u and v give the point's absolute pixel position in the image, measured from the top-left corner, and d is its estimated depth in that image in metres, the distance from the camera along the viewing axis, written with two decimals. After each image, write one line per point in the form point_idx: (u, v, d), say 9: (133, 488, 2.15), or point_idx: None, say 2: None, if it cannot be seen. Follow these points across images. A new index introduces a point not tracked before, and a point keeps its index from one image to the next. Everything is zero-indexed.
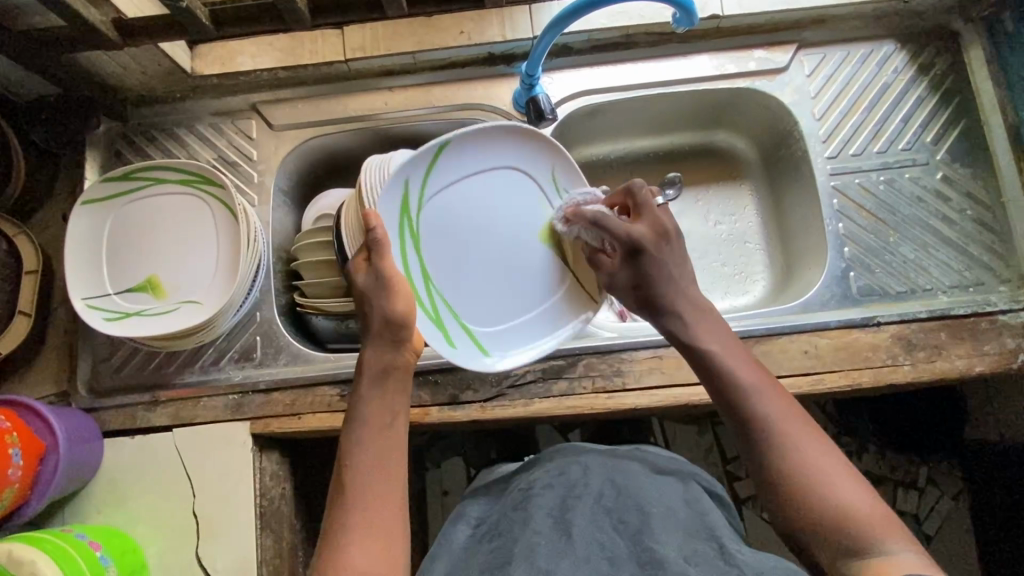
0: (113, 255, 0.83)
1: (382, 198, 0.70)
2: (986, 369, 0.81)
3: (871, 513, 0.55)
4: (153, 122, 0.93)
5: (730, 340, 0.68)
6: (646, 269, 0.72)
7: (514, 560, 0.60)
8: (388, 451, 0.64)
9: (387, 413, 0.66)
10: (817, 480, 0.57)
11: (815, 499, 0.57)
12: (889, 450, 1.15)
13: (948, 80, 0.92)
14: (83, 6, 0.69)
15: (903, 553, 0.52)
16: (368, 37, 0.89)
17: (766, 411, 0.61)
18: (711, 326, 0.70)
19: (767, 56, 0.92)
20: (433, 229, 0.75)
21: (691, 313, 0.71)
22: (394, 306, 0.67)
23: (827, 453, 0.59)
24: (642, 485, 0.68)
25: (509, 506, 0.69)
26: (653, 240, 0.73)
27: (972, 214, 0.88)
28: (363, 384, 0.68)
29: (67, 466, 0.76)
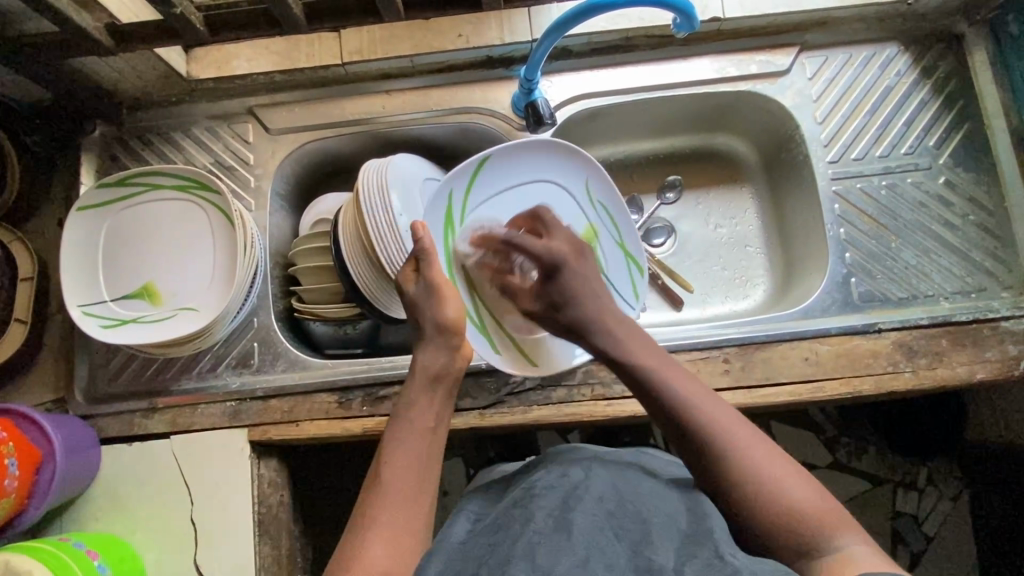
0: (110, 262, 0.82)
1: (428, 208, 0.77)
2: (988, 376, 0.81)
3: (818, 511, 0.55)
4: (149, 126, 0.92)
5: (663, 355, 0.68)
6: (564, 288, 0.73)
7: (510, 560, 0.51)
8: (405, 454, 0.62)
9: (429, 418, 0.65)
10: (766, 482, 0.56)
11: (765, 504, 0.56)
12: (889, 452, 1.14)
13: (951, 83, 0.91)
14: (76, 12, 0.68)
15: (856, 548, 0.52)
16: (365, 40, 0.88)
17: (706, 421, 0.60)
18: (637, 341, 0.69)
19: (769, 59, 0.91)
20: (474, 241, 0.81)
21: (617, 328, 0.70)
22: (445, 311, 0.70)
23: (768, 453, 0.58)
24: (642, 493, 0.60)
25: (505, 511, 0.61)
26: (572, 257, 0.75)
27: (974, 219, 0.88)
28: (413, 389, 0.67)
29: (65, 475, 0.76)
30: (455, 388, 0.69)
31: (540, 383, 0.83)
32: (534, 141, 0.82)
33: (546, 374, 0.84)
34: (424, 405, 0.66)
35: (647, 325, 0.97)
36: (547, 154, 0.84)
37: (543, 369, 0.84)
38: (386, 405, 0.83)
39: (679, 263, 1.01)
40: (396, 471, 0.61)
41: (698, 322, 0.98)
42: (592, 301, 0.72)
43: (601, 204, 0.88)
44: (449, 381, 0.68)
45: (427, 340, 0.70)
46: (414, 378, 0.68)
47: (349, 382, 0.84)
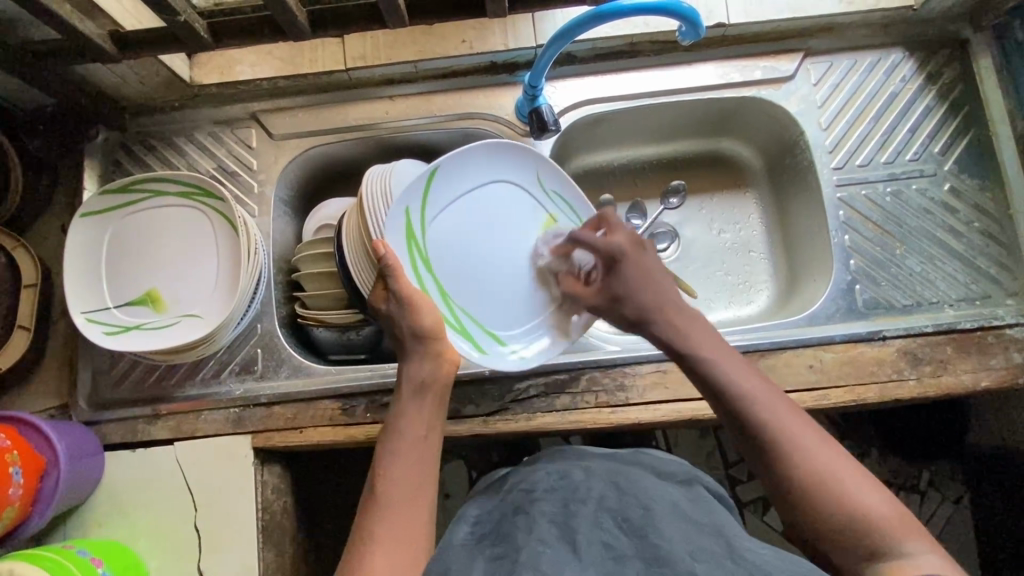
0: (112, 268, 0.82)
1: (388, 226, 0.74)
2: (992, 384, 0.80)
3: (893, 519, 0.52)
4: (152, 131, 0.92)
5: (728, 349, 0.65)
6: (625, 282, 0.73)
7: (516, 564, 0.56)
8: (402, 460, 0.63)
9: (421, 425, 0.66)
10: (833, 484, 0.53)
11: (833, 504, 0.53)
12: (891, 455, 1.14)
13: (956, 89, 0.90)
14: (80, 20, 0.68)
15: (924, 556, 0.49)
16: (369, 46, 0.88)
17: (770, 413, 0.58)
18: (699, 331, 0.67)
19: (773, 65, 0.91)
20: (440, 248, 0.78)
21: (678, 323, 0.68)
22: (422, 321, 0.70)
23: (835, 453, 0.56)
24: (645, 489, 0.65)
25: (510, 507, 0.67)
26: (631, 249, 0.74)
27: (979, 226, 0.87)
28: (402, 397, 0.68)
29: (69, 482, 0.76)
30: (444, 395, 0.69)
31: (544, 390, 0.83)
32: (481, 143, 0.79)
33: (550, 381, 0.84)
34: (414, 410, 0.66)
35: None
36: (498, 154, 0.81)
37: (547, 376, 0.84)
38: (390, 412, 0.83)
39: (683, 268, 1.01)
40: (393, 479, 0.61)
41: None
42: (650, 293, 0.71)
43: (556, 192, 0.86)
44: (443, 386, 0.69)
45: (407, 350, 0.70)
46: (403, 387, 0.68)
47: (352, 389, 0.84)
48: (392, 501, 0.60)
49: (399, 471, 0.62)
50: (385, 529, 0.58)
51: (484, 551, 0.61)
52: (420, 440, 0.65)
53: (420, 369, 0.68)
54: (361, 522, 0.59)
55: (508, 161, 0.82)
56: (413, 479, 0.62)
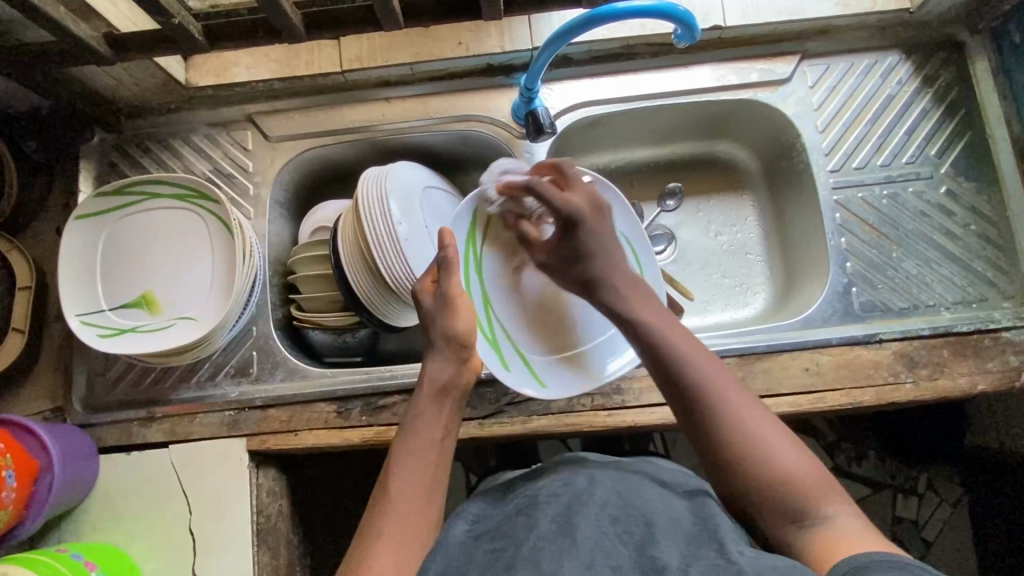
0: (107, 271, 0.82)
1: (457, 218, 0.77)
2: (989, 387, 0.80)
3: (811, 481, 0.54)
4: (148, 134, 0.92)
5: (671, 319, 0.65)
6: (584, 243, 0.70)
7: (516, 563, 0.53)
8: (408, 462, 0.62)
9: (436, 429, 0.65)
10: (759, 449, 0.55)
11: (756, 468, 0.55)
12: (888, 457, 1.14)
13: (953, 92, 0.90)
14: (74, 23, 0.67)
15: (841, 519, 0.52)
16: (365, 48, 0.88)
17: (706, 380, 0.59)
18: (640, 298, 0.67)
19: (770, 67, 0.90)
20: (495, 261, 0.81)
21: (622, 288, 0.68)
22: (455, 325, 0.70)
23: (766, 419, 0.57)
24: (651, 500, 0.62)
25: (513, 510, 0.63)
26: (589, 214, 0.71)
27: (976, 229, 0.87)
28: (421, 399, 0.67)
29: (63, 485, 0.76)
30: (463, 398, 0.69)
31: (540, 393, 0.83)
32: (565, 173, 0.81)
33: None
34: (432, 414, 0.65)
35: None
36: None
37: None
38: (386, 415, 0.83)
39: (680, 270, 1.01)
40: (395, 480, 0.60)
41: (699, 330, 0.97)
42: (603, 259, 0.70)
43: (625, 236, 0.82)
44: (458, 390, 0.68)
45: (434, 350, 0.70)
46: (422, 389, 0.67)
47: (348, 392, 0.84)
48: (393, 501, 0.59)
49: (403, 473, 0.61)
50: (383, 529, 0.57)
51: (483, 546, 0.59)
52: (432, 443, 0.64)
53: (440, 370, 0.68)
54: (365, 522, 0.59)
55: None
56: (414, 481, 0.61)
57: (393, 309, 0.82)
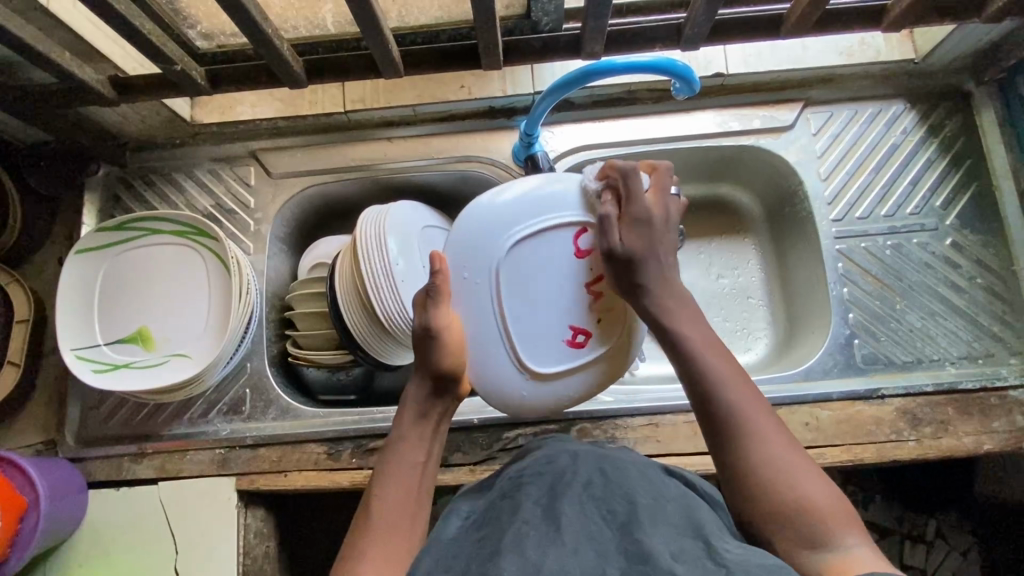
0: (104, 306, 0.82)
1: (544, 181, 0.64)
2: (995, 447, 0.78)
3: (827, 509, 0.49)
4: (152, 167, 0.93)
5: (711, 335, 0.60)
6: (631, 250, 0.60)
7: (501, 551, 0.49)
8: (397, 483, 0.58)
9: (420, 453, 0.61)
10: (771, 471, 0.51)
11: (769, 491, 0.51)
12: (896, 503, 1.09)
13: (960, 142, 0.89)
14: (80, 68, 0.69)
15: (859, 548, 0.47)
16: (369, 89, 0.90)
17: (724, 384, 0.56)
18: (680, 306, 0.61)
19: (772, 114, 0.90)
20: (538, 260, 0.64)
21: (670, 299, 0.61)
22: (442, 359, 0.61)
23: (782, 433, 0.53)
24: (631, 479, 0.57)
25: (498, 495, 0.59)
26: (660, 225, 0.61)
27: (982, 282, 0.86)
28: (402, 424, 0.62)
29: (50, 524, 0.75)
30: (444, 422, 0.64)
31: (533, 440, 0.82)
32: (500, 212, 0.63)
33: (539, 431, 0.82)
34: (413, 439, 0.61)
35: (646, 377, 0.96)
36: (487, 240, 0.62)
37: (537, 426, 0.82)
38: (376, 458, 0.82)
39: None
40: (384, 504, 0.57)
41: None
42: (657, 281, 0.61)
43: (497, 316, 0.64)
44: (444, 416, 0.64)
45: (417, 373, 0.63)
46: (405, 412, 0.63)
47: (339, 434, 0.83)
48: (376, 533, 0.55)
49: (393, 493, 0.58)
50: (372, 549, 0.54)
51: (470, 538, 0.53)
52: (418, 465, 0.60)
53: (421, 397, 0.62)
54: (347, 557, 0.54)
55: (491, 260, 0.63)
56: (402, 508, 0.57)
57: (389, 351, 0.82)
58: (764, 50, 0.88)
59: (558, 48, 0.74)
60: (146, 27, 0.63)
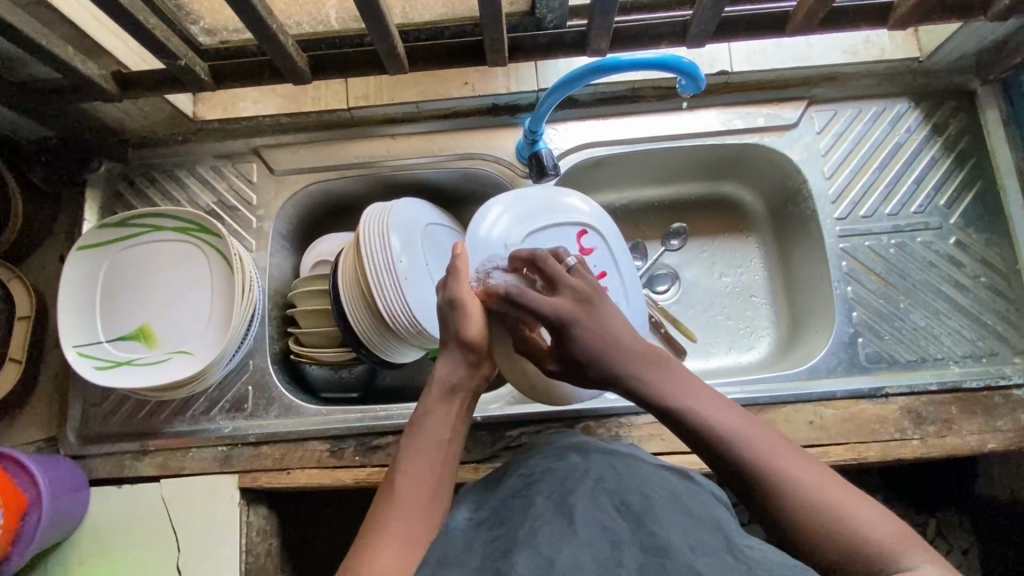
0: (107, 302, 0.82)
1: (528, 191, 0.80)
2: (999, 446, 0.79)
3: (888, 536, 0.48)
4: (154, 163, 0.92)
5: (705, 391, 0.59)
6: (584, 347, 0.62)
7: (514, 547, 0.49)
8: (420, 459, 0.59)
9: (445, 429, 0.62)
10: (823, 514, 0.50)
11: (835, 534, 0.49)
12: (897, 502, 1.09)
13: (963, 141, 0.89)
14: (83, 63, 0.68)
15: (925, 566, 0.45)
16: (372, 86, 0.89)
17: (743, 441, 0.55)
18: (672, 375, 0.60)
19: (776, 112, 0.90)
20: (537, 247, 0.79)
21: (649, 366, 0.61)
22: (468, 329, 0.64)
23: (815, 471, 0.53)
24: (645, 476, 0.57)
25: (508, 493, 0.59)
26: (574, 307, 0.63)
27: (986, 281, 0.86)
28: (429, 397, 0.63)
29: (53, 521, 0.75)
30: (468, 403, 0.65)
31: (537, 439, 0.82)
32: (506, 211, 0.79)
33: (543, 429, 0.82)
34: (440, 416, 0.62)
35: None
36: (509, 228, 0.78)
37: (541, 424, 0.82)
38: (379, 455, 0.82)
39: (684, 311, 0.99)
40: (407, 479, 0.57)
41: (701, 373, 0.95)
42: (633, 354, 0.61)
43: None
44: (468, 400, 0.65)
45: (445, 350, 0.65)
46: (432, 387, 0.63)
47: (341, 431, 0.83)
48: (395, 510, 0.55)
49: (417, 467, 0.58)
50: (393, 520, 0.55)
51: (483, 534, 0.54)
52: (442, 442, 0.61)
53: (450, 372, 0.64)
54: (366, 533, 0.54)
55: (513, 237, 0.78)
56: (425, 482, 0.57)
57: (393, 349, 0.82)
58: (769, 47, 0.87)
59: (563, 45, 0.74)
60: (150, 22, 0.63)
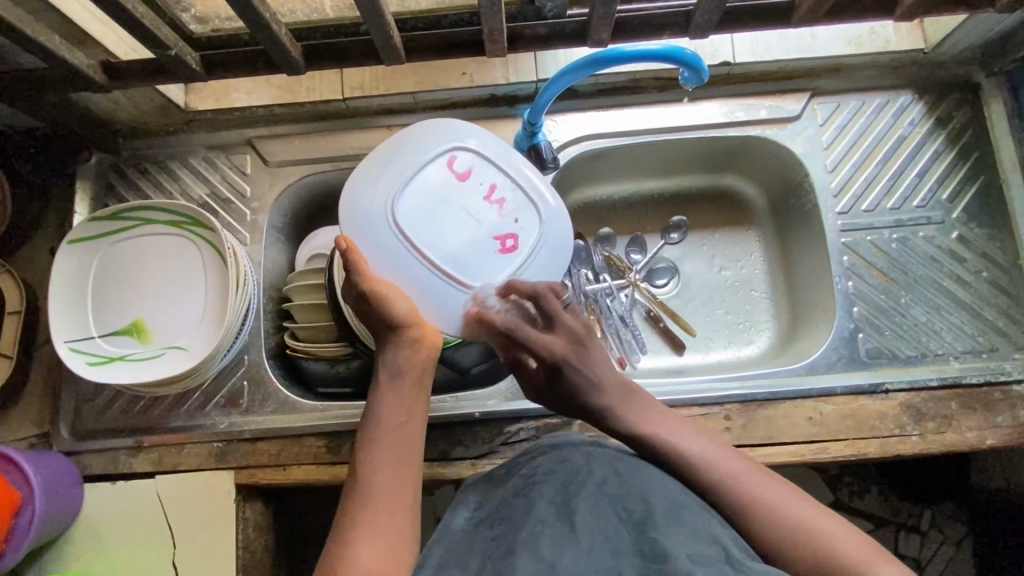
0: (99, 296, 0.81)
1: (404, 137, 0.70)
2: (997, 442, 0.79)
3: (853, 548, 0.52)
4: (145, 154, 0.91)
5: (677, 425, 0.66)
6: (573, 384, 0.68)
7: (515, 552, 0.49)
8: (386, 449, 0.60)
9: (399, 413, 0.62)
10: (793, 521, 0.55)
11: (787, 532, 0.54)
12: (891, 494, 1.09)
13: (967, 134, 0.88)
14: (70, 52, 0.67)
15: None
16: (368, 76, 0.87)
17: (726, 476, 0.60)
18: (651, 412, 0.67)
19: (779, 104, 0.89)
20: (417, 205, 0.68)
21: (623, 400, 0.68)
22: (394, 306, 0.63)
23: (785, 491, 0.58)
24: (647, 479, 0.57)
25: (510, 493, 0.59)
26: (570, 350, 0.68)
27: (987, 276, 0.85)
28: (381, 387, 0.64)
29: (46, 518, 0.74)
30: (425, 377, 0.65)
31: (535, 435, 0.81)
32: (369, 170, 0.69)
33: (541, 425, 0.81)
34: (392, 401, 0.62)
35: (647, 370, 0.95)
36: (378, 187, 0.68)
37: (539, 420, 0.82)
38: None
39: (684, 305, 0.98)
40: (372, 470, 0.58)
41: (701, 368, 0.94)
42: (604, 393, 0.68)
43: (438, 240, 0.67)
44: (427, 370, 0.64)
45: (386, 342, 0.65)
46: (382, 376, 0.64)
47: (338, 427, 0.82)
48: (369, 504, 0.56)
49: (383, 460, 0.59)
50: (370, 518, 0.55)
51: (482, 535, 0.54)
52: (399, 426, 0.62)
53: (399, 357, 0.64)
54: (342, 532, 0.55)
55: (387, 192, 0.68)
56: (394, 470, 0.59)
57: None
58: (771, 38, 0.86)
59: (562, 35, 0.73)
60: (139, 10, 0.61)
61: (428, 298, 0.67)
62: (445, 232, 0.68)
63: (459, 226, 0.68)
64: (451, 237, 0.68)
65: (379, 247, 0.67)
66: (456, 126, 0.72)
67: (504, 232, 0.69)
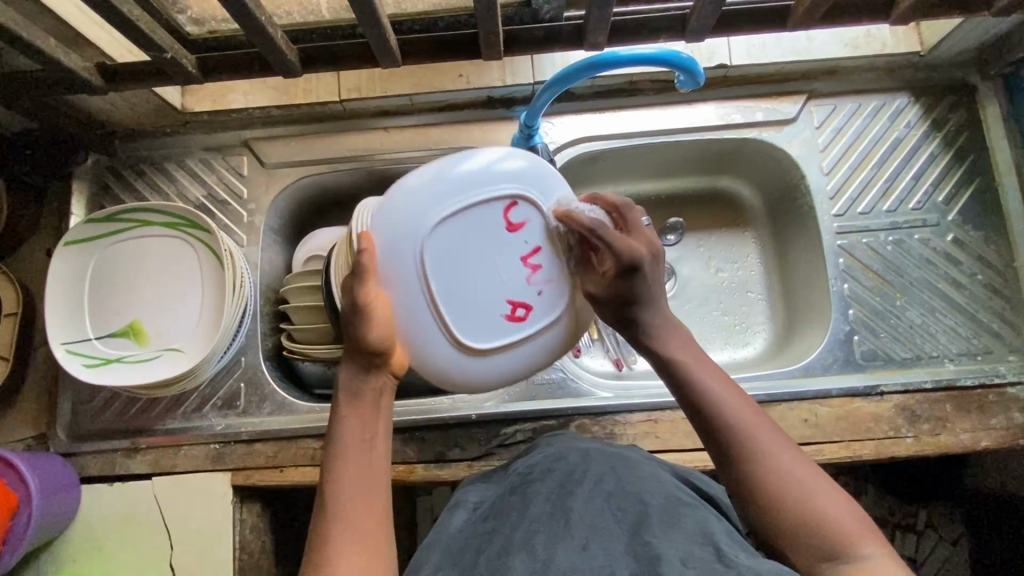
0: (95, 298, 0.81)
1: (461, 160, 0.63)
2: (991, 444, 0.79)
3: (838, 521, 0.49)
4: (142, 155, 0.91)
5: (708, 360, 0.61)
6: (639, 290, 0.62)
7: (510, 551, 0.49)
8: (350, 467, 0.56)
9: (363, 429, 0.59)
10: (784, 482, 0.52)
11: (774, 490, 0.52)
12: (889, 494, 1.09)
13: (963, 137, 0.88)
14: (65, 54, 0.66)
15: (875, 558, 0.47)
16: (365, 78, 0.87)
17: (736, 424, 0.55)
18: (680, 341, 0.63)
19: (775, 106, 0.89)
20: (447, 244, 0.62)
21: (662, 326, 0.63)
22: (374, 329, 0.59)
23: (785, 449, 0.54)
24: (643, 479, 0.57)
25: (507, 489, 0.59)
26: (647, 260, 0.62)
27: (983, 278, 0.85)
28: (341, 407, 0.60)
29: (43, 519, 0.74)
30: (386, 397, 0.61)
31: (532, 436, 0.81)
32: (414, 183, 0.62)
33: (538, 427, 0.82)
34: (354, 418, 0.59)
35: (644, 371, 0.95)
36: (417, 207, 0.61)
37: (536, 421, 0.82)
38: None
39: (680, 307, 0.98)
40: (337, 489, 0.55)
41: None
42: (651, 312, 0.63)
43: (451, 287, 0.62)
44: (387, 390, 0.61)
45: (354, 360, 0.61)
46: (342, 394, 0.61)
47: None
48: (337, 526, 0.53)
49: (348, 478, 0.56)
50: (339, 538, 0.52)
51: (478, 532, 0.54)
52: (364, 443, 0.58)
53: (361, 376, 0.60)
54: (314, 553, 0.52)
55: (423, 211, 0.61)
56: (359, 488, 0.55)
57: None
58: (768, 41, 0.86)
59: (559, 38, 0.73)
60: (134, 14, 0.61)
61: (423, 346, 0.63)
62: (467, 279, 0.63)
63: (483, 278, 0.63)
64: (469, 286, 0.63)
65: (393, 275, 0.61)
66: (535, 164, 0.64)
67: (522, 303, 0.64)
